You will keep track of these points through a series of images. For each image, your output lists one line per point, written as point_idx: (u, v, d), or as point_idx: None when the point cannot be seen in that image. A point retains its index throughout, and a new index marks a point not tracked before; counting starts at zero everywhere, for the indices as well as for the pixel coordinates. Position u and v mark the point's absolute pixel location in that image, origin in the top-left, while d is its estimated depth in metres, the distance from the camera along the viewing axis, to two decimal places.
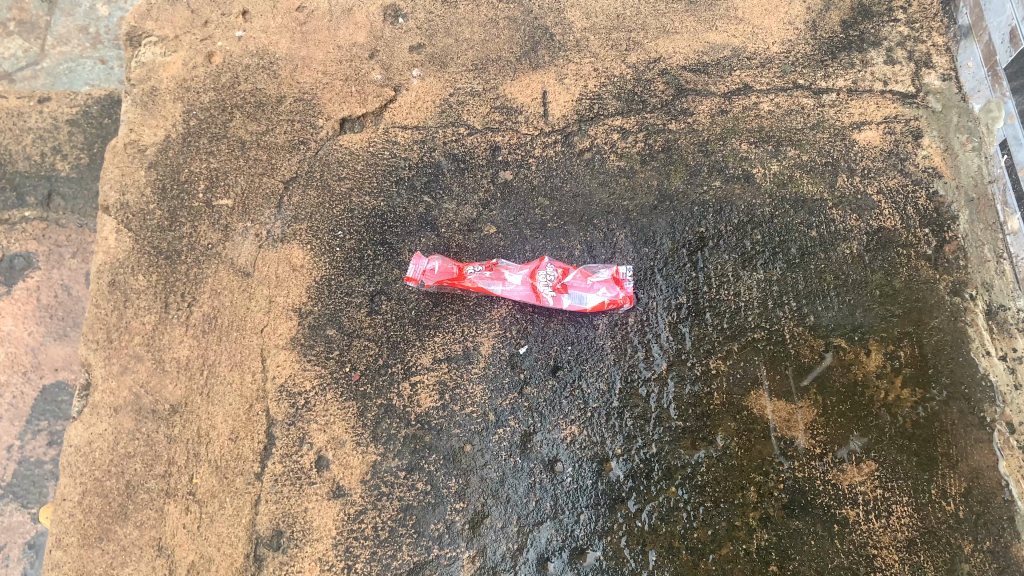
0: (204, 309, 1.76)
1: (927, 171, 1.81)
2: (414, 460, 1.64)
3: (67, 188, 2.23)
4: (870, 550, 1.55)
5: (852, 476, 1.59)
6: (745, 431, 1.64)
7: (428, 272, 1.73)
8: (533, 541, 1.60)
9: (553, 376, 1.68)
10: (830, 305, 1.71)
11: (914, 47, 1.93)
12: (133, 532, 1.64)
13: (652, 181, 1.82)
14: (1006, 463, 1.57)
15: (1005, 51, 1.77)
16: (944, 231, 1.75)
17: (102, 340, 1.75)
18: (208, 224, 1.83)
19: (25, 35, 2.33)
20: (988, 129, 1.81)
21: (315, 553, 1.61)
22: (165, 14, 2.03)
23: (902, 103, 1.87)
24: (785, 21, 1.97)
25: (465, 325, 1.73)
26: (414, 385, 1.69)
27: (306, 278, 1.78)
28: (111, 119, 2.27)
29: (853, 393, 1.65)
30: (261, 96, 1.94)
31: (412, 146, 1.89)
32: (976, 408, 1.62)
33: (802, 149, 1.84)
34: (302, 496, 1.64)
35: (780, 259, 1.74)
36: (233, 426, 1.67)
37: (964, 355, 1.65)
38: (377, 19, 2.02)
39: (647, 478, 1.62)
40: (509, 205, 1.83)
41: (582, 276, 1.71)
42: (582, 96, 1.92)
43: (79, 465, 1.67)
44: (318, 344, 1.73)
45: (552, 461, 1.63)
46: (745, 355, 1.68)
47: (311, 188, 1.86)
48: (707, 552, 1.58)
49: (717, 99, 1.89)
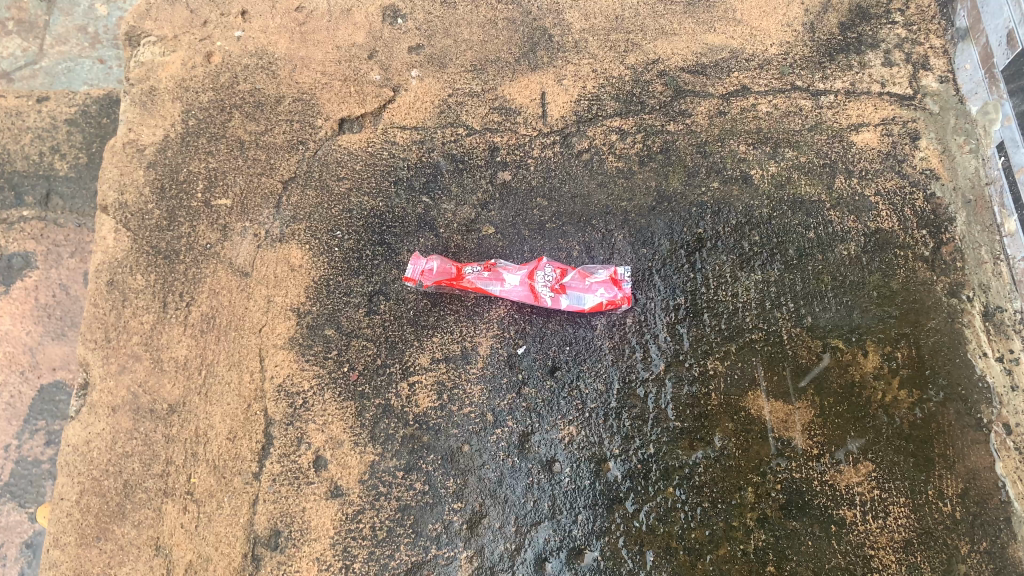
0: (202, 309, 1.76)
1: (924, 172, 1.81)
2: (412, 460, 1.64)
3: (64, 188, 2.23)
4: (867, 551, 1.56)
5: (849, 477, 1.59)
6: (742, 432, 1.64)
7: (427, 272, 1.73)
8: (531, 541, 1.60)
9: (551, 376, 1.68)
10: (827, 306, 1.71)
11: (912, 49, 1.94)
12: (130, 532, 1.64)
13: (651, 182, 1.83)
14: (1003, 464, 1.58)
15: (1002, 53, 1.78)
16: (941, 233, 1.76)
17: (100, 340, 1.75)
18: (207, 224, 1.83)
19: (23, 35, 2.33)
20: (986, 131, 1.81)
21: (313, 553, 1.61)
22: (164, 14, 2.03)
23: (900, 105, 1.88)
24: (783, 23, 1.98)
25: (463, 326, 1.73)
26: (412, 386, 1.69)
27: (304, 278, 1.78)
28: (110, 118, 2.27)
29: (850, 394, 1.65)
30: (260, 96, 1.94)
31: (411, 147, 1.89)
32: (972, 409, 1.62)
33: (800, 150, 1.84)
34: (300, 496, 1.64)
35: (777, 260, 1.75)
36: (232, 426, 1.68)
37: (961, 356, 1.66)
38: (376, 19, 2.02)
39: (645, 479, 1.62)
40: (507, 205, 1.83)
41: (580, 276, 1.72)
42: (581, 97, 1.92)
43: (76, 465, 1.67)
44: (316, 344, 1.73)
45: (550, 461, 1.63)
46: (743, 356, 1.69)
47: (310, 188, 1.86)
48: (704, 552, 1.59)
49: (716, 101, 1.90)
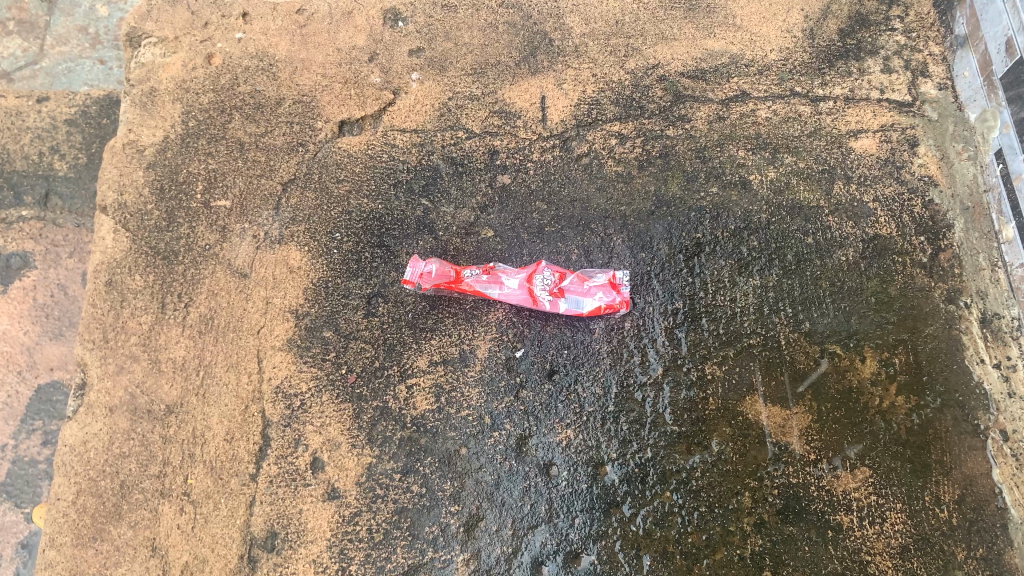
0: (201, 310, 1.76)
1: (923, 179, 1.82)
2: (409, 462, 1.64)
3: (64, 188, 2.23)
4: (864, 557, 1.56)
5: (846, 482, 1.60)
6: (740, 437, 1.64)
7: (426, 275, 1.74)
8: (527, 544, 1.59)
9: (549, 379, 1.68)
10: (825, 312, 1.72)
11: (911, 56, 1.95)
12: (126, 532, 1.63)
13: (650, 186, 1.83)
14: (999, 471, 1.59)
15: (1001, 61, 1.79)
16: (939, 239, 1.76)
17: (98, 339, 1.75)
18: (207, 225, 1.83)
19: (24, 35, 2.33)
20: (983, 139, 1.83)
21: (309, 555, 1.61)
22: (165, 15, 2.04)
23: (899, 112, 1.88)
24: (783, 29, 1.98)
25: (462, 328, 1.73)
26: (410, 388, 1.69)
27: (303, 278, 1.78)
28: (110, 119, 2.27)
29: (847, 400, 1.65)
30: (261, 98, 1.94)
31: (411, 149, 1.89)
32: (970, 415, 1.63)
33: (800, 156, 1.85)
34: (297, 498, 1.64)
35: (776, 265, 1.75)
36: (229, 426, 1.67)
37: (958, 362, 1.66)
38: (377, 22, 2.03)
39: (643, 483, 1.63)
40: (507, 208, 1.83)
41: (579, 280, 1.72)
42: (581, 101, 1.92)
43: (73, 465, 1.67)
44: (314, 345, 1.73)
45: (547, 464, 1.63)
46: (740, 361, 1.69)
47: (310, 190, 1.86)
48: (701, 557, 1.58)
49: (716, 105, 1.90)
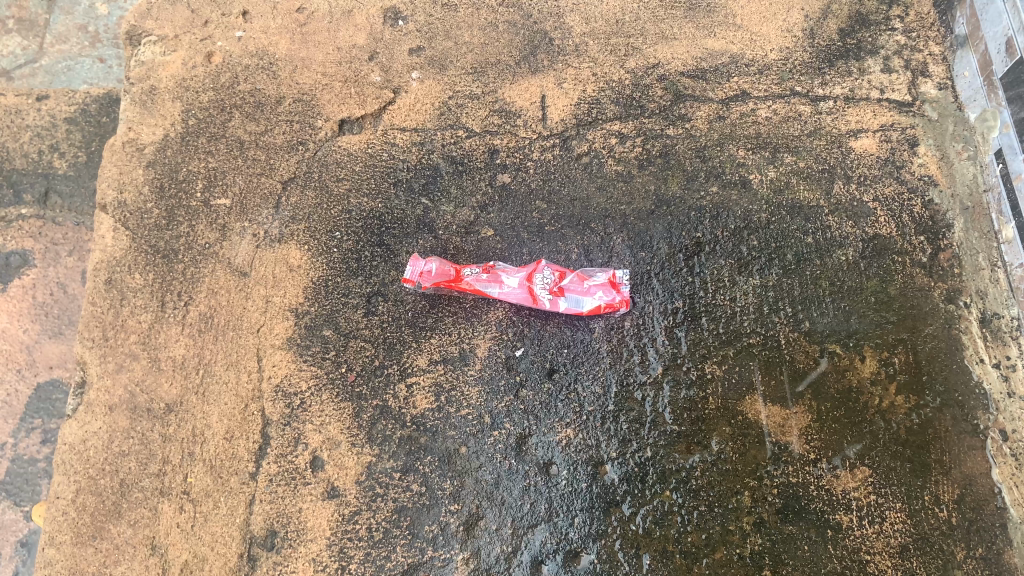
0: (201, 309, 1.76)
1: (923, 179, 1.82)
2: (409, 461, 1.64)
3: (64, 187, 2.22)
4: (862, 556, 1.56)
5: (846, 482, 1.60)
6: (739, 436, 1.64)
7: (426, 274, 1.73)
8: (527, 543, 1.60)
9: (549, 378, 1.68)
10: (825, 311, 1.72)
11: (911, 55, 1.95)
12: (126, 531, 1.63)
13: (650, 185, 1.83)
14: (999, 471, 1.59)
15: (1001, 61, 1.79)
16: (939, 239, 1.76)
17: (97, 338, 1.75)
18: (206, 224, 1.83)
19: (24, 33, 2.33)
20: (983, 138, 1.83)
21: (309, 553, 1.61)
22: (165, 14, 2.04)
23: (899, 112, 1.89)
24: (783, 29, 1.98)
25: (462, 327, 1.73)
26: (410, 387, 1.69)
27: (303, 277, 1.78)
28: (110, 117, 2.27)
29: (847, 399, 1.66)
30: (261, 97, 1.94)
31: (411, 148, 1.89)
32: (969, 415, 1.63)
33: (799, 155, 1.85)
34: (296, 497, 1.63)
35: (776, 265, 1.75)
36: (229, 425, 1.67)
37: (958, 362, 1.67)
38: (377, 21, 2.03)
39: (642, 482, 1.63)
40: (507, 208, 1.83)
41: (579, 279, 1.72)
42: (581, 100, 1.92)
43: (72, 464, 1.67)
44: (314, 344, 1.73)
45: (547, 463, 1.63)
46: (740, 360, 1.69)
47: (310, 188, 1.86)
48: (701, 556, 1.58)
49: (716, 105, 1.90)
